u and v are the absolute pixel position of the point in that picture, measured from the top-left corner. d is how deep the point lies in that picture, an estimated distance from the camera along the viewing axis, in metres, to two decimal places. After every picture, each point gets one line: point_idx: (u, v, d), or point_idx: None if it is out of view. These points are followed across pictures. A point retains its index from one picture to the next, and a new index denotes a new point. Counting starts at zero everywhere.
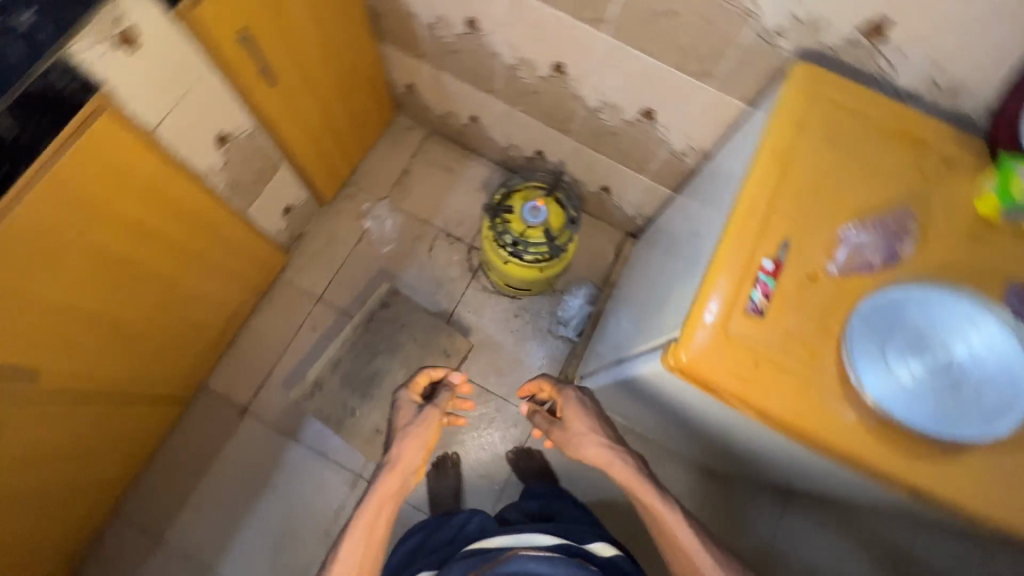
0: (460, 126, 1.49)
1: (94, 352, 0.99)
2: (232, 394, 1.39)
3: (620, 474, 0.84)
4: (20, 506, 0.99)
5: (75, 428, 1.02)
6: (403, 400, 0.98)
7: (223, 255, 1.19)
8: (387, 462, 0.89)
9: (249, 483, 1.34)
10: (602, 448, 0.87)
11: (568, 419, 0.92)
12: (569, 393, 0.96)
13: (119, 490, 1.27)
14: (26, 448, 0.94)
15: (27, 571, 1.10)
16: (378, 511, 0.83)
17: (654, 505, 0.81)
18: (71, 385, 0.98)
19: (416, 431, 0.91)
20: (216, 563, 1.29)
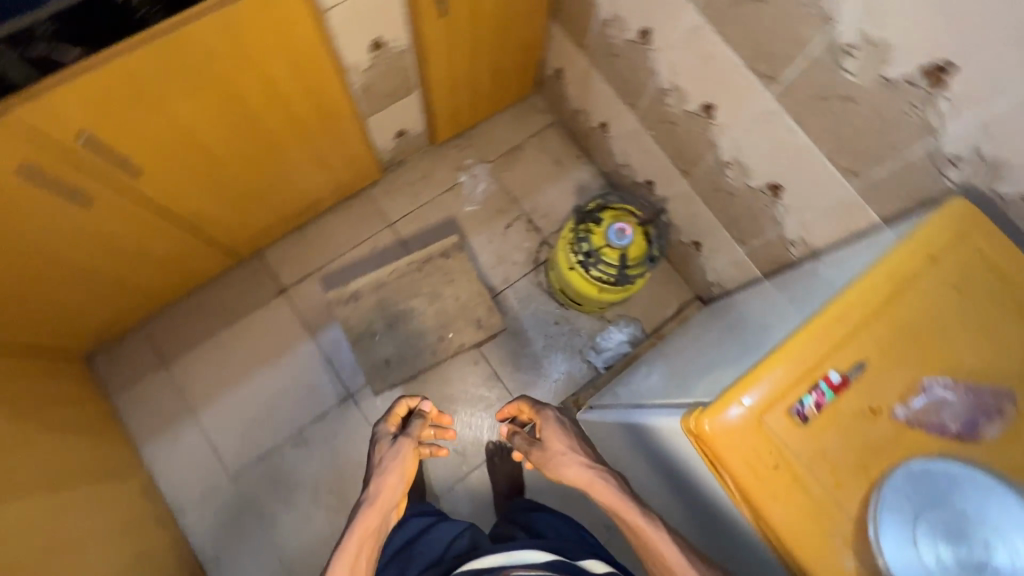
0: (587, 127, 1.49)
1: (188, 179, 1.06)
2: (279, 271, 1.46)
3: (603, 494, 0.78)
4: (74, 277, 1.09)
5: (145, 235, 1.11)
6: (380, 437, 0.92)
7: (328, 146, 1.24)
8: (365, 498, 0.81)
9: (257, 354, 1.41)
10: (583, 468, 0.82)
11: (546, 439, 0.88)
12: (548, 413, 0.93)
13: (152, 306, 1.37)
14: (100, 232, 1.03)
15: (54, 335, 1.21)
16: (357, 547, 0.75)
17: (636, 522, 0.74)
18: (158, 198, 1.05)
19: (393, 466, 0.84)
20: (201, 408, 1.38)
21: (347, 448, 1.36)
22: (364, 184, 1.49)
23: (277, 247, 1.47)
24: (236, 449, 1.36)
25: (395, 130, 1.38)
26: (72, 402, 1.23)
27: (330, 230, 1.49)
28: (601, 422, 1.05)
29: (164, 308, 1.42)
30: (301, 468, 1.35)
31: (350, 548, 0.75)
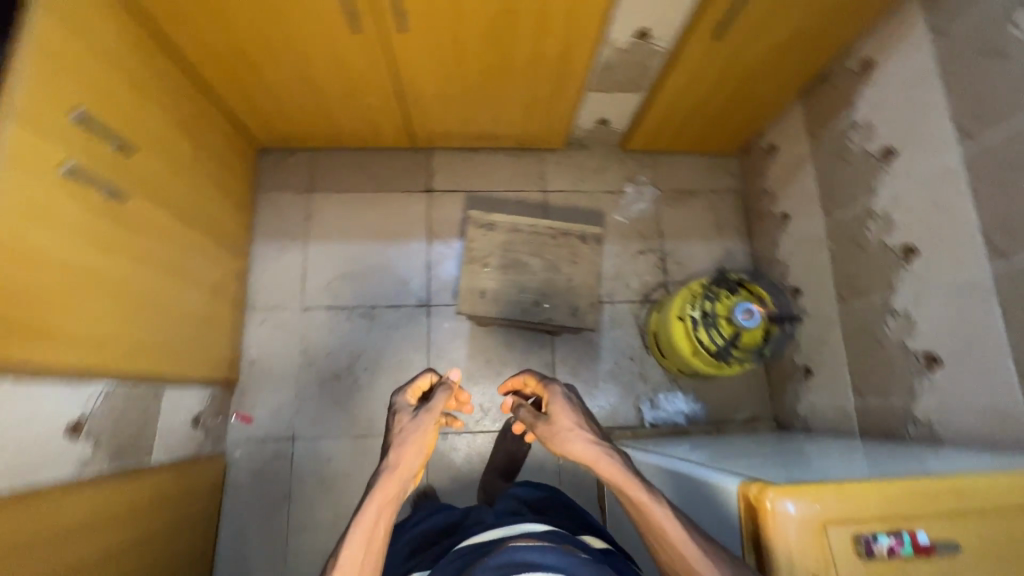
0: (767, 210, 1.47)
1: (430, 59, 1.17)
2: (434, 174, 1.57)
3: (609, 474, 0.69)
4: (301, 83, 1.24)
5: (369, 83, 1.24)
6: (398, 407, 0.82)
7: (544, 97, 1.32)
8: (383, 467, 0.74)
9: (379, 227, 1.53)
10: (589, 444, 0.72)
11: (552, 413, 0.77)
12: (556, 386, 0.81)
13: (327, 142, 1.53)
14: (343, 61, 1.17)
15: (254, 118, 1.38)
16: (375, 518, 0.70)
17: (643, 502, 0.66)
18: (399, 61, 1.17)
19: (412, 437, 0.75)
20: (312, 241, 1.52)
21: (400, 345, 1.45)
22: (544, 146, 1.57)
23: (444, 154, 1.59)
24: (318, 289, 1.48)
25: (601, 116, 1.44)
26: (232, 175, 1.40)
27: (494, 165, 1.58)
28: (626, 453, 1.07)
29: (333, 149, 1.58)
30: (357, 337, 1.45)
31: (366, 520, 0.69)
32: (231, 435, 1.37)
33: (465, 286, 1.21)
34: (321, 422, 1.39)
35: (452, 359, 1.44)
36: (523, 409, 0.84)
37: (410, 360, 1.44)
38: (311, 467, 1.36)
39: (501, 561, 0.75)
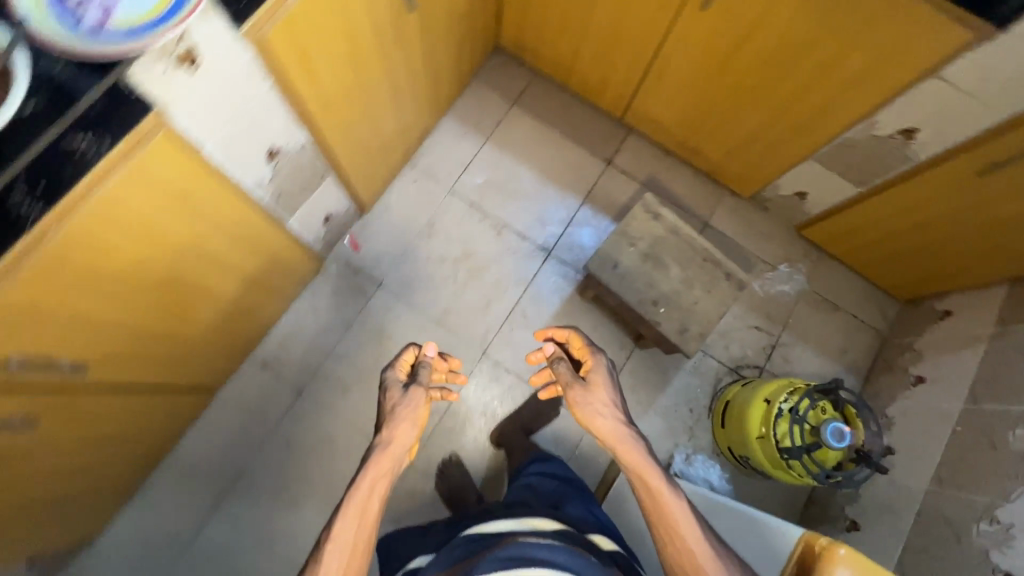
0: (902, 364, 1.40)
1: (700, 48, 1.21)
2: (620, 152, 1.61)
3: (630, 454, 0.86)
4: (576, 8, 1.31)
5: (632, 39, 1.30)
6: (389, 383, 0.95)
7: (769, 139, 1.32)
8: (379, 441, 0.85)
9: (548, 167, 1.60)
10: (616, 423, 0.89)
11: (592, 383, 0.94)
12: (601, 359, 0.97)
13: (551, 71, 1.60)
14: (627, 9, 1.23)
15: (512, 15, 1.47)
16: (367, 494, 0.79)
17: (657, 486, 0.83)
18: (672, 35, 1.22)
19: (405, 414, 0.88)
20: (488, 143, 1.60)
21: (506, 270, 1.51)
22: (730, 184, 1.56)
23: (640, 140, 1.62)
24: (469, 183, 1.57)
25: (802, 189, 1.41)
26: (469, 52, 1.50)
27: (676, 175, 1.60)
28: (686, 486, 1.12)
29: (552, 81, 1.65)
30: (476, 240, 1.52)
31: (360, 495, 0.79)
32: (336, 251, 1.48)
33: (603, 251, 1.25)
34: (407, 287, 1.48)
35: (541, 309, 1.49)
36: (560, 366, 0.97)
37: (505, 286, 1.49)
38: (378, 317, 1.45)
39: (505, 558, 0.76)
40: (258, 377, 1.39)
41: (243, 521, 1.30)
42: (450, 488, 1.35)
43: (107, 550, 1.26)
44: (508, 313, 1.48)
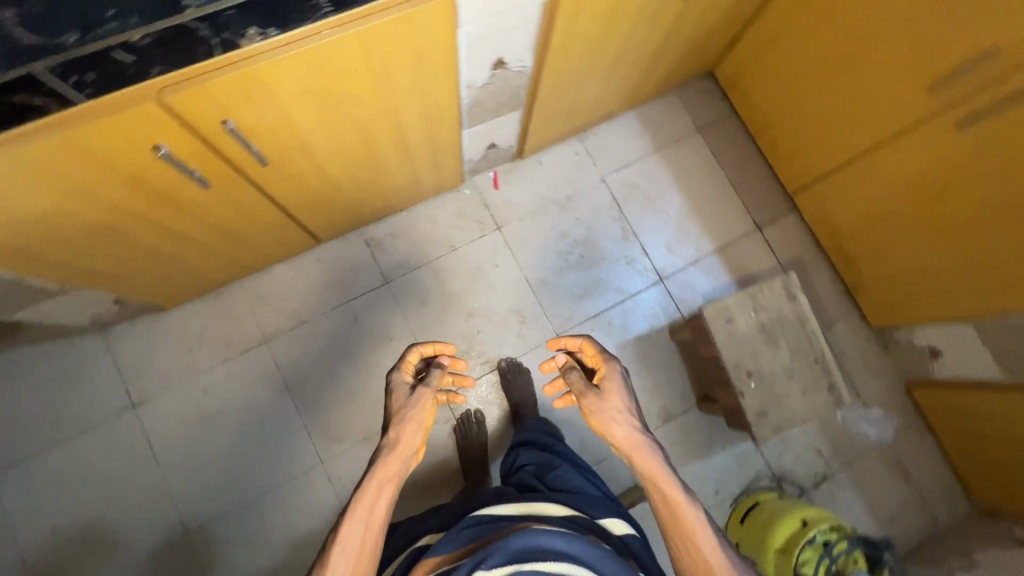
0: (949, 563, 1.29)
1: (922, 159, 1.15)
2: (774, 224, 1.56)
3: (648, 464, 0.83)
4: (815, 70, 1.28)
5: (854, 122, 1.26)
6: (395, 384, 0.94)
7: (937, 279, 1.25)
8: (385, 445, 0.84)
9: (700, 203, 1.57)
10: (632, 431, 0.86)
11: (606, 389, 0.91)
12: (614, 366, 0.95)
13: (748, 117, 1.57)
14: (870, 91, 1.19)
15: (744, 49, 1.45)
16: (373, 497, 0.78)
17: (675, 497, 0.80)
18: (899, 134, 1.18)
19: (411, 415, 0.87)
20: (657, 153, 1.58)
21: (614, 274, 1.50)
22: (867, 307, 1.49)
23: (798, 223, 1.57)
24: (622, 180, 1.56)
25: (939, 346, 1.36)
26: (688, 64, 1.48)
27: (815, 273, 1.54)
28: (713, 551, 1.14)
29: (745, 128, 1.61)
30: (602, 233, 1.52)
31: (367, 498, 0.78)
32: (477, 179, 1.50)
33: (725, 303, 1.22)
34: (521, 242, 1.49)
35: (627, 326, 1.47)
36: (571, 375, 0.95)
37: (605, 289, 1.48)
38: (483, 255, 1.47)
39: (518, 546, 0.73)
40: (358, 250, 1.44)
41: (286, 364, 1.37)
42: (466, 439, 1.36)
43: (169, 325, 1.36)
44: (596, 313, 1.47)
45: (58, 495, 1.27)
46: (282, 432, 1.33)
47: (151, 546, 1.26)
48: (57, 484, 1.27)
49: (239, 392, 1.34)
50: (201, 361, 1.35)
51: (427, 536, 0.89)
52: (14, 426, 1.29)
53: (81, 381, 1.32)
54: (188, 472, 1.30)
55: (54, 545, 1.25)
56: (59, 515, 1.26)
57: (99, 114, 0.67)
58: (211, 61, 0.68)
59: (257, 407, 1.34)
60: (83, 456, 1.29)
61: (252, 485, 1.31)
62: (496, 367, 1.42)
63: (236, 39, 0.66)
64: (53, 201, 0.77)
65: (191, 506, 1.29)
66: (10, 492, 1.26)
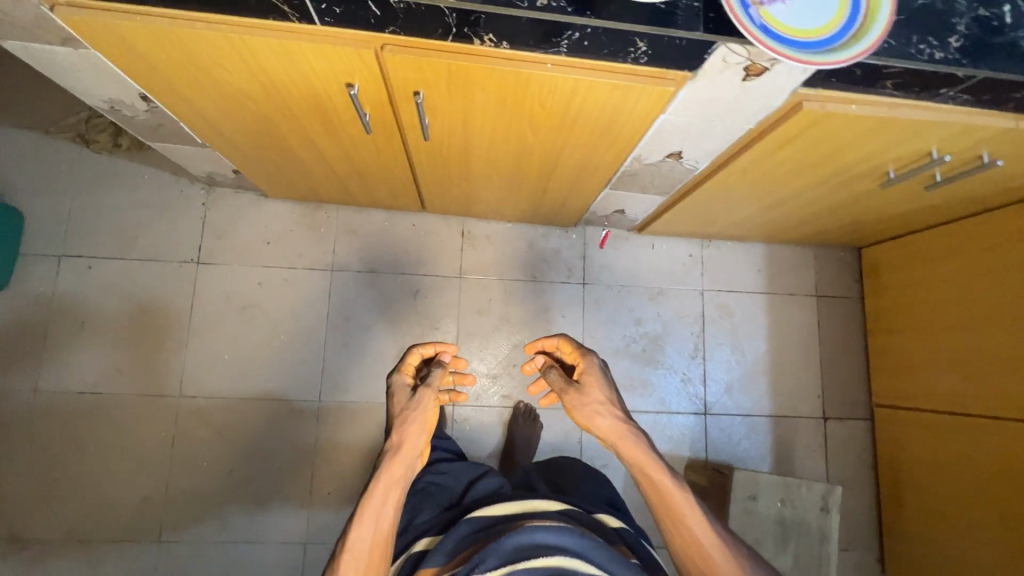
0: None
1: None
2: (843, 425, 1.46)
3: (634, 453, 0.79)
4: (970, 296, 1.20)
5: (983, 361, 1.17)
6: (399, 385, 0.92)
7: (983, 560, 1.14)
8: (389, 449, 0.83)
9: (782, 364, 1.49)
10: (614, 421, 0.81)
11: (585, 382, 0.85)
12: (593, 357, 0.88)
13: (874, 305, 1.48)
14: (1014, 341, 1.11)
15: (909, 244, 1.37)
16: (380, 502, 0.79)
17: (664, 483, 0.77)
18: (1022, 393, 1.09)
19: (413, 416, 0.85)
20: (766, 297, 1.51)
21: (663, 382, 1.45)
22: (891, 552, 1.37)
23: (866, 435, 1.46)
24: (720, 302, 1.50)
25: None
26: (845, 231, 1.41)
27: (856, 492, 1.43)
28: None
29: (863, 318, 1.52)
30: (674, 339, 1.47)
31: (376, 504, 0.78)
32: (588, 230, 1.49)
33: (759, 479, 1.14)
34: (596, 307, 1.46)
35: (649, 436, 1.42)
36: (550, 370, 0.90)
37: (649, 394, 1.44)
38: (555, 300, 1.46)
39: (512, 545, 0.71)
40: (451, 235, 1.46)
41: (337, 298, 1.41)
42: None
43: (263, 211, 1.42)
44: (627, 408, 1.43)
45: (99, 302, 1.35)
46: (301, 355, 1.37)
47: (145, 388, 1.33)
48: (104, 292, 1.36)
49: (286, 300, 1.39)
50: (271, 255, 1.41)
51: (423, 541, 0.89)
52: (97, 225, 1.37)
53: (169, 217, 1.39)
54: (209, 343, 1.36)
55: (76, 342, 1.33)
56: (90, 318, 1.35)
57: (319, 40, 0.70)
58: (442, 43, 0.70)
59: (293, 321, 1.39)
60: (136, 281, 1.37)
61: (252, 386, 1.35)
62: (512, 407, 1.40)
63: (473, 37, 0.68)
64: (243, 82, 0.81)
65: (194, 374, 1.35)
66: (64, 278, 1.35)
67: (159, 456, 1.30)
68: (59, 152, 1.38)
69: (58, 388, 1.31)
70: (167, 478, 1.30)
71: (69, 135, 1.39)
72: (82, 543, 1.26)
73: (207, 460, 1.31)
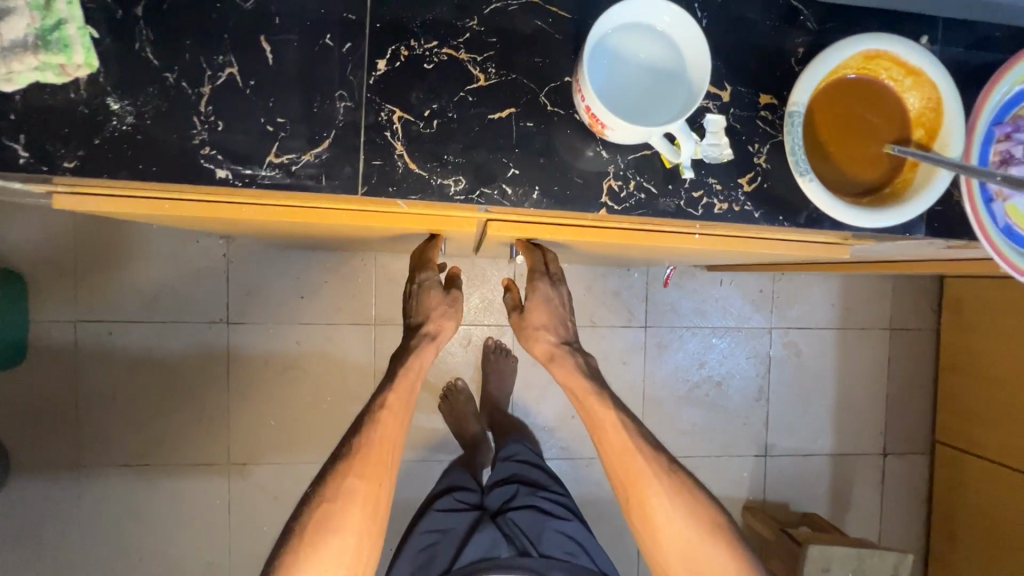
0: None
1: None
2: (901, 459, 1.44)
3: (564, 372, 0.85)
4: None
5: None
6: (429, 282, 0.83)
7: None
8: (423, 331, 0.83)
9: (847, 400, 1.43)
10: (549, 346, 0.85)
11: (531, 308, 0.85)
12: (541, 285, 0.83)
13: (950, 343, 1.39)
14: None
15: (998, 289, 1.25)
16: (415, 372, 0.80)
17: (588, 398, 0.82)
18: None
19: (458, 307, 0.85)
20: (837, 331, 1.42)
21: (725, 425, 1.39)
22: None
23: (923, 469, 1.45)
24: (788, 340, 1.41)
25: None
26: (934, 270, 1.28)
27: (908, 523, 1.44)
28: None
29: (936, 351, 1.44)
30: (738, 380, 1.40)
31: (411, 375, 0.79)
32: (651, 267, 1.35)
33: (833, 552, 1.13)
34: (658, 350, 1.37)
35: (708, 479, 1.39)
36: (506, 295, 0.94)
37: (708, 438, 1.39)
38: (616, 345, 1.35)
39: None
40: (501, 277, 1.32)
41: (381, 353, 1.30)
42: None
43: (292, 261, 1.27)
44: (688, 453, 1.38)
45: (125, 368, 1.24)
46: (350, 414, 1.30)
47: (190, 456, 1.27)
48: (130, 359, 1.25)
49: (327, 357, 1.29)
50: (308, 310, 1.28)
51: None
52: (110, 285, 1.23)
53: (188, 272, 1.24)
54: (251, 408, 1.28)
55: (107, 410, 1.24)
56: (120, 389, 1.24)
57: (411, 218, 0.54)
58: (563, 219, 0.53)
59: (338, 381, 1.29)
60: (165, 344, 1.25)
61: (302, 449, 1.29)
62: (569, 458, 1.35)
63: (610, 222, 0.51)
64: (292, 228, 0.65)
65: (239, 438, 1.28)
66: (85, 345, 1.23)
67: (217, 523, 1.27)
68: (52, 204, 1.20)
69: (97, 460, 1.24)
70: (227, 543, 1.28)
71: None
72: None
73: (267, 525, 1.29)
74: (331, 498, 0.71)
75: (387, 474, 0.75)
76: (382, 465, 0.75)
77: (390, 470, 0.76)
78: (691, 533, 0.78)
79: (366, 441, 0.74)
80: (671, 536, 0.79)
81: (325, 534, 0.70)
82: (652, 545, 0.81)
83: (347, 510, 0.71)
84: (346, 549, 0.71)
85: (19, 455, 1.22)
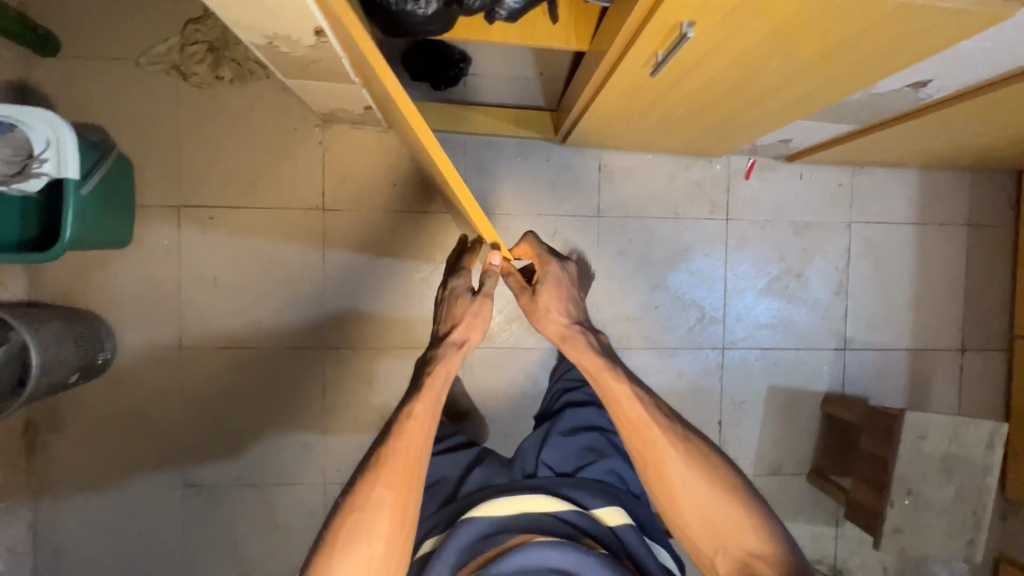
0: None
1: None
2: (978, 355, 1.45)
3: (576, 351, 0.94)
4: None
5: None
6: (458, 289, 0.98)
7: None
8: (448, 342, 0.92)
9: (926, 295, 1.44)
10: (561, 324, 0.96)
11: (540, 291, 0.97)
12: (551, 267, 0.99)
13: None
14: None
15: None
16: (441, 381, 0.89)
17: (604, 374, 0.91)
18: None
19: (472, 311, 0.93)
20: (916, 227, 1.43)
21: (805, 319, 1.41)
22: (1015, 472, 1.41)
23: (1001, 367, 1.46)
24: (867, 236, 1.42)
25: None
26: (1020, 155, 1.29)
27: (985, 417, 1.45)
28: None
29: (1015, 248, 1.44)
30: (817, 275, 1.41)
31: (435, 383, 0.88)
32: (734, 158, 1.37)
33: (928, 418, 1.15)
34: (738, 243, 1.39)
35: (788, 372, 1.41)
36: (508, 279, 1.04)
37: (788, 331, 1.40)
38: (699, 237, 1.37)
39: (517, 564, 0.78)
40: (588, 168, 1.35)
41: None
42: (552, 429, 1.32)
43: (386, 149, 1.29)
44: (767, 346, 1.40)
45: (226, 253, 1.28)
46: None
47: (287, 339, 1.30)
48: (230, 244, 1.28)
49: (417, 244, 1.31)
50: (399, 198, 1.31)
51: (428, 543, 0.91)
52: (213, 170, 1.27)
53: (287, 159, 1.28)
54: (345, 294, 1.31)
55: (209, 294, 1.28)
56: (221, 272, 1.28)
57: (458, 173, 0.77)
58: None
59: (428, 269, 1.31)
60: (262, 230, 1.28)
61: (393, 335, 1.32)
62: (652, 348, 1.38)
63: None
64: None
65: (332, 323, 1.31)
66: (187, 230, 1.27)
67: (312, 405, 1.31)
68: (162, 91, 1.24)
69: (200, 342, 1.28)
70: (322, 424, 1.31)
71: (163, 67, 1.23)
72: (250, 487, 1.31)
73: (359, 409, 1.32)
74: (362, 507, 0.78)
75: (414, 486, 0.81)
76: (409, 471, 0.82)
77: (417, 481, 0.82)
78: (705, 495, 0.83)
79: (394, 450, 0.82)
80: (689, 498, 0.84)
81: (355, 542, 0.77)
82: (676, 513, 0.85)
83: (376, 518, 0.78)
84: (375, 556, 0.76)
85: (130, 335, 1.27)
